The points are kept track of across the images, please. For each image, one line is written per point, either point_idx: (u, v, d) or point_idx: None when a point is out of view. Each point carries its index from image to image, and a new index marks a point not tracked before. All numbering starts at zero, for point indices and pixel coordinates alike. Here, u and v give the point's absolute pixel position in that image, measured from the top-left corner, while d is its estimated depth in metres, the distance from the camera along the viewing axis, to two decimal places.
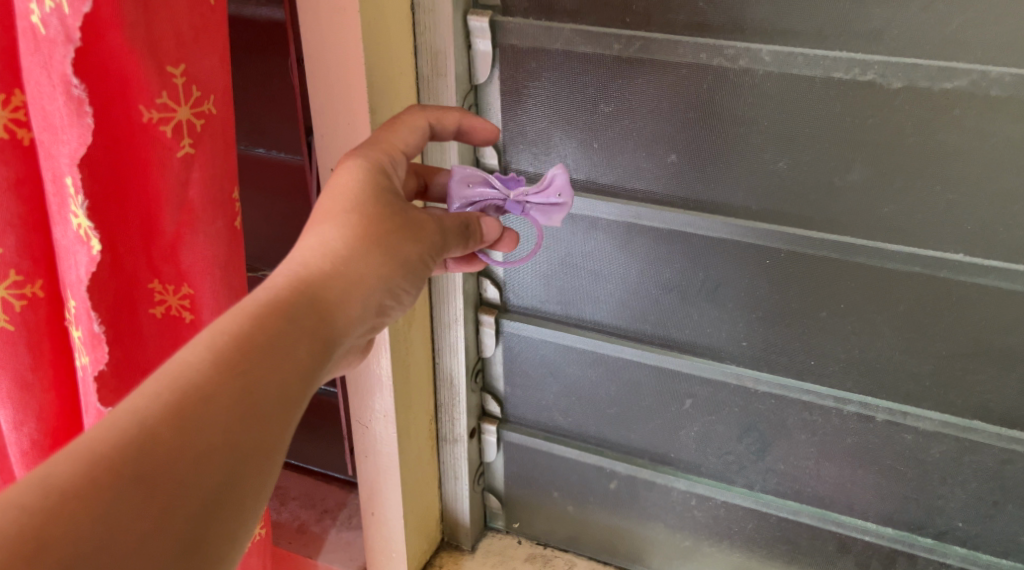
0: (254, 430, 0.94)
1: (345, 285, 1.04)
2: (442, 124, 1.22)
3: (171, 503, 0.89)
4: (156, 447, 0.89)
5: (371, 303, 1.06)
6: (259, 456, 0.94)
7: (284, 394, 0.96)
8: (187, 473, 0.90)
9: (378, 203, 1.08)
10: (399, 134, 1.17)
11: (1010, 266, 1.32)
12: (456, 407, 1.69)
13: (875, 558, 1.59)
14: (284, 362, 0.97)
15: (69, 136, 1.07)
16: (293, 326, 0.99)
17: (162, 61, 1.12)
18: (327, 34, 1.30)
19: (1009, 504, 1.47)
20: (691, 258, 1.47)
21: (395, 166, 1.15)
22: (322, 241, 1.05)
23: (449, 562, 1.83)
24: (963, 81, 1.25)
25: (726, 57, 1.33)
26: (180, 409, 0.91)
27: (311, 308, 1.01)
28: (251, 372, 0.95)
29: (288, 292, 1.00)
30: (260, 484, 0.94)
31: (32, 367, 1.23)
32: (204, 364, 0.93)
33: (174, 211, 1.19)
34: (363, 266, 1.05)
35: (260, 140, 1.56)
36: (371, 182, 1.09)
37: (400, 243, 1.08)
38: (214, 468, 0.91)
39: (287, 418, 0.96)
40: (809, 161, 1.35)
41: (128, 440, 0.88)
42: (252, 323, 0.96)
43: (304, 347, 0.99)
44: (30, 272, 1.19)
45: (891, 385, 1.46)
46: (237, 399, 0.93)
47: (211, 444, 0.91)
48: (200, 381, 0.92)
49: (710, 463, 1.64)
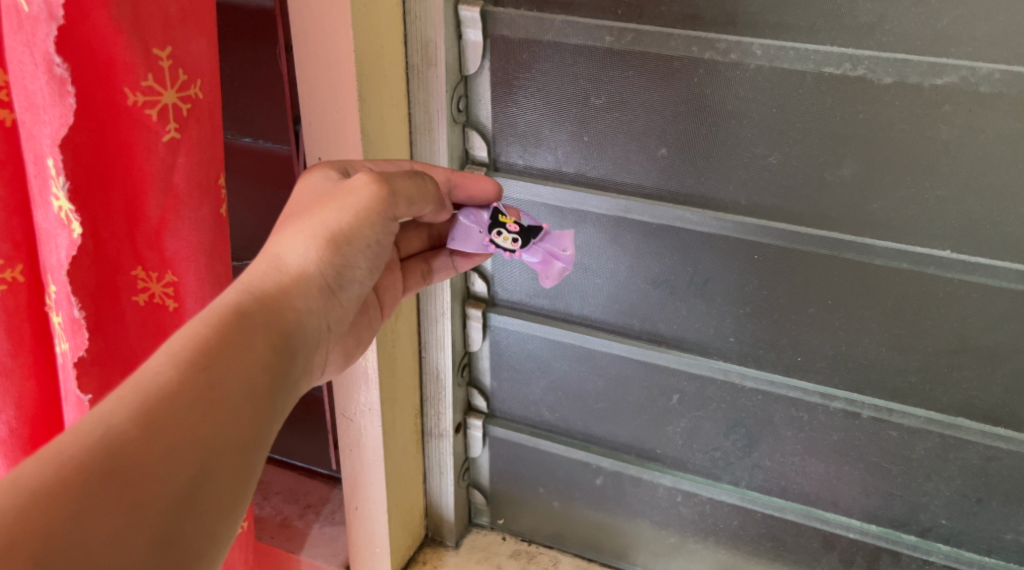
0: (221, 422, 0.94)
1: (305, 282, 1.05)
2: (430, 178, 1.24)
3: (143, 497, 0.89)
4: (122, 447, 0.89)
5: (323, 287, 1.07)
6: (231, 450, 0.94)
7: (248, 387, 0.97)
8: (155, 467, 0.90)
9: (325, 198, 1.10)
10: (373, 161, 1.23)
11: (997, 263, 1.33)
12: (443, 401, 1.68)
13: (859, 556, 1.60)
14: (247, 356, 0.98)
15: (51, 116, 1.07)
16: (252, 322, 1.00)
17: (148, 43, 1.11)
18: (317, 21, 1.29)
19: (993, 501, 1.48)
20: (681, 251, 1.47)
21: (356, 174, 1.20)
22: (278, 243, 1.07)
23: (433, 558, 1.81)
24: (953, 77, 1.25)
25: (718, 50, 1.32)
26: (145, 408, 0.91)
27: (270, 305, 1.02)
28: (215, 368, 0.95)
29: (247, 293, 1.02)
30: (237, 475, 0.94)
31: (11, 353, 1.21)
32: (166, 365, 0.94)
33: (160, 197, 1.18)
34: (321, 261, 1.07)
35: (247, 129, 1.55)
36: (322, 188, 1.13)
37: (335, 218, 1.08)
38: (182, 463, 0.91)
39: (257, 410, 0.97)
40: (799, 155, 1.35)
41: (93, 444, 0.88)
42: (209, 326, 0.97)
43: (265, 339, 1.00)
44: (11, 255, 1.18)
45: (877, 381, 1.46)
46: (201, 394, 0.94)
47: (178, 439, 0.91)
48: (163, 380, 0.93)
49: (696, 460, 1.63)
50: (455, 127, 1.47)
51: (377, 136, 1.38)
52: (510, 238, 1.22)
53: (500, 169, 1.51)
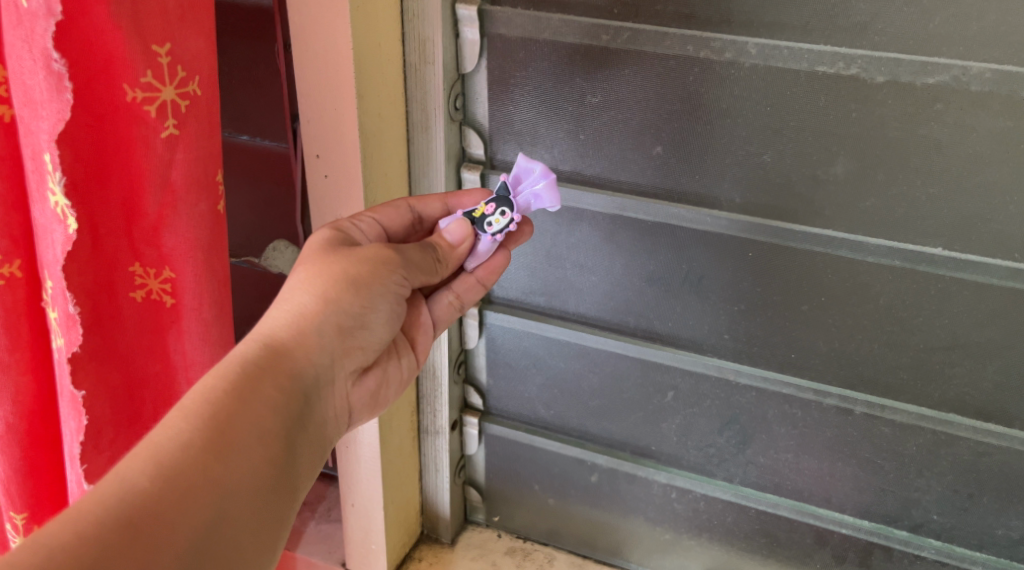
0: (231, 469, 1.00)
1: (310, 333, 1.11)
2: (426, 209, 1.30)
3: (164, 545, 0.94)
4: (141, 498, 0.94)
5: (331, 330, 1.13)
6: (242, 493, 1.00)
7: (257, 433, 1.03)
8: (171, 518, 0.95)
9: (330, 254, 1.15)
10: (374, 210, 1.26)
11: (986, 260, 1.34)
12: (439, 399, 1.69)
13: (852, 551, 1.61)
14: (254, 405, 1.04)
15: (48, 112, 1.08)
16: (258, 375, 1.05)
17: (147, 40, 1.12)
18: (316, 20, 1.30)
19: (984, 496, 1.49)
20: (676, 249, 1.48)
21: (357, 225, 1.23)
22: (285, 299, 1.12)
23: (429, 555, 1.82)
24: (945, 76, 1.26)
25: (712, 50, 1.34)
26: (159, 461, 0.96)
27: (275, 358, 1.08)
28: (223, 419, 1.01)
29: (254, 348, 1.07)
30: (248, 517, 1.01)
31: (8, 348, 1.22)
32: (176, 422, 0.99)
33: (158, 193, 1.18)
34: (325, 312, 1.12)
35: (245, 127, 1.55)
36: (326, 242, 1.17)
37: (350, 270, 1.14)
38: (200, 509, 0.97)
39: (266, 452, 1.03)
40: (794, 153, 1.36)
41: (114, 499, 0.93)
42: (216, 377, 1.04)
43: (271, 388, 1.06)
44: (9, 251, 1.18)
45: (870, 378, 1.48)
46: (211, 446, 0.99)
47: (193, 485, 0.97)
48: (174, 436, 0.98)
49: (690, 456, 1.64)
50: (452, 125, 1.48)
51: (375, 133, 1.39)
52: (499, 214, 1.23)
53: (497, 167, 1.52)
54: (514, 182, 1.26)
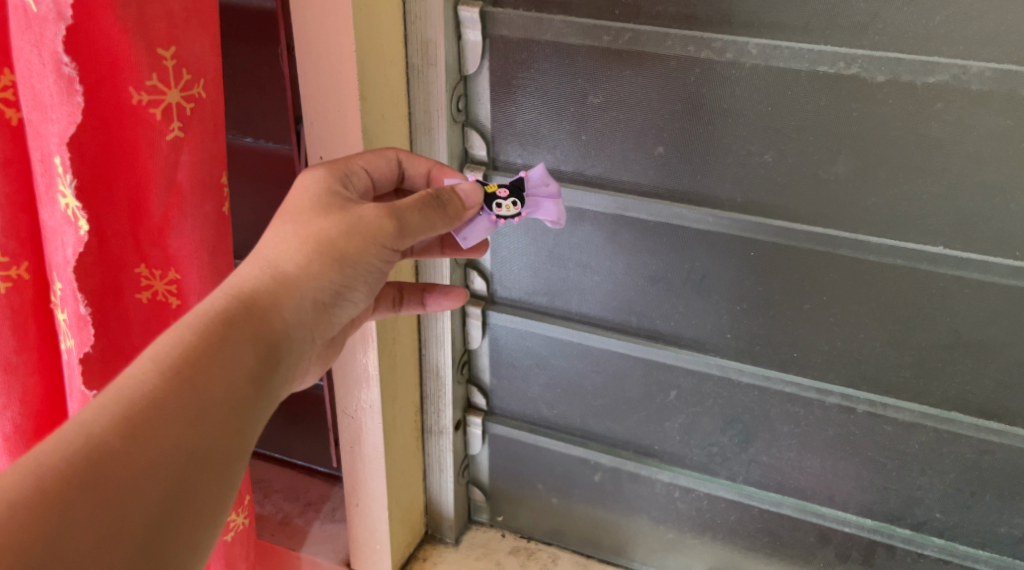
0: (202, 434, 0.96)
1: (288, 293, 1.06)
2: (411, 166, 1.26)
3: (124, 506, 0.92)
4: (103, 455, 0.92)
5: (311, 295, 1.07)
6: (209, 463, 0.97)
7: (230, 395, 0.99)
8: (134, 479, 0.93)
9: (317, 213, 1.10)
10: (364, 158, 1.22)
11: (988, 258, 1.35)
12: (442, 399, 1.69)
13: (855, 550, 1.62)
14: (228, 365, 1.00)
15: (59, 115, 1.09)
16: (235, 332, 1.01)
17: (153, 43, 1.12)
18: (320, 22, 1.31)
19: (987, 494, 1.50)
20: (678, 249, 1.48)
21: (352, 178, 1.19)
22: (265, 252, 1.07)
23: (433, 554, 1.83)
24: (945, 75, 1.27)
25: (713, 50, 1.34)
26: (125, 418, 0.94)
27: (253, 314, 1.03)
28: (195, 378, 0.97)
29: (230, 300, 1.03)
30: (218, 483, 0.98)
31: (15, 349, 1.23)
32: (148, 375, 0.96)
33: (163, 194, 1.19)
34: (304, 273, 1.07)
35: (249, 129, 1.56)
36: (316, 195, 1.12)
37: (337, 239, 1.08)
38: (162, 477, 0.94)
39: (238, 421, 0.99)
40: (794, 153, 1.37)
41: (72, 456, 0.91)
42: (192, 334, 0.99)
43: (246, 349, 1.01)
44: (16, 253, 1.19)
45: (872, 376, 1.48)
46: (181, 406, 0.96)
47: (159, 448, 0.94)
48: (143, 390, 0.95)
49: (694, 455, 1.65)
50: (455, 126, 1.49)
51: (378, 135, 1.40)
52: (511, 202, 1.21)
53: (499, 167, 1.52)
54: (539, 186, 1.22)
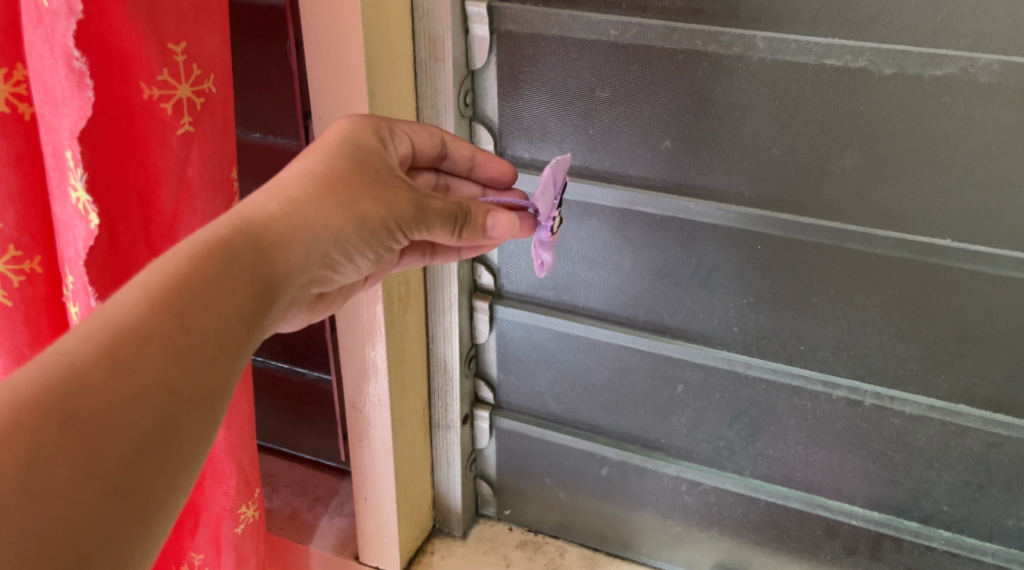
0: (192, 373, 0.94)
1: (293, 235, 1.05)
2: (456, 152, 1.28)
3: (106, 440, 0.89)
4: (86, 387, 0.89)
5: (317, 245, 1.07)
6: (195, 402, 0.94)
7: (221, 334, 0.96)
8: (118, 414, 0.90)
9: (347, 171, 1.10)
10: (413, 130, 1.22)
11: (996, 251, 1.35)
12: (450, 393, 1.70)
13: (862, 542, 1.62)
14: (224, 303, 0.97)
15: (70, 109, 1.09)
16: (233, 269, 0.99)
17: (163, 38, 1.13)
18: (328, 16, 1.31)
19: (994, 487, 1.50)
20: (685, 243, 1.49)
21: (392, 138, 1.19)
22: (280, 190, 1.06)
23: (441, 548, 1.83)
24: (953, 68, 1.27)
25: (721, 44, 1.34)
26: (111, 349, 0.91)
27: (255, 253, 1.01)
28: (187, 313, 0.95)
29: (234, 232, 1.01)
30: (204, 426, 0.95)
31: (28, 343, 1.23)
32: (138, 305, 0.93)
33: (174, 190, 1.20)
34: (315, 221, 1.06)
35: (257, 125, 1.57)
36: (347, 149, 1.12)
37: (359, 203, 1.09)
38: (147, 412, 0.91)
39: (227, 361, 0.97)
40: (802, 146, 1.37)
41: (57, 380, 0.88)
42: (191, 265, 0.97)
43: (244, 288, 0.99)
44: (29, 247, 1.20)
45: (879, 369, 1.48)
46: (171, 341, 0.93)
47: (146, 384, 0.91)
48: (131, 320, 0.92)
49: (701, 449, 1.65)
50: (462, 121, 1.49)
51: None
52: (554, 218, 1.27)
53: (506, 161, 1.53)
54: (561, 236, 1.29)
